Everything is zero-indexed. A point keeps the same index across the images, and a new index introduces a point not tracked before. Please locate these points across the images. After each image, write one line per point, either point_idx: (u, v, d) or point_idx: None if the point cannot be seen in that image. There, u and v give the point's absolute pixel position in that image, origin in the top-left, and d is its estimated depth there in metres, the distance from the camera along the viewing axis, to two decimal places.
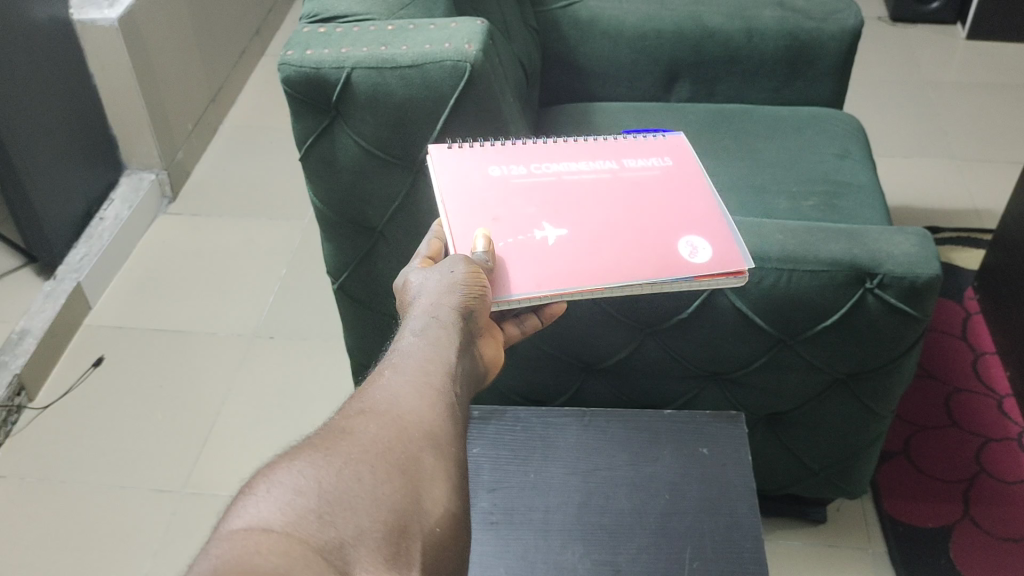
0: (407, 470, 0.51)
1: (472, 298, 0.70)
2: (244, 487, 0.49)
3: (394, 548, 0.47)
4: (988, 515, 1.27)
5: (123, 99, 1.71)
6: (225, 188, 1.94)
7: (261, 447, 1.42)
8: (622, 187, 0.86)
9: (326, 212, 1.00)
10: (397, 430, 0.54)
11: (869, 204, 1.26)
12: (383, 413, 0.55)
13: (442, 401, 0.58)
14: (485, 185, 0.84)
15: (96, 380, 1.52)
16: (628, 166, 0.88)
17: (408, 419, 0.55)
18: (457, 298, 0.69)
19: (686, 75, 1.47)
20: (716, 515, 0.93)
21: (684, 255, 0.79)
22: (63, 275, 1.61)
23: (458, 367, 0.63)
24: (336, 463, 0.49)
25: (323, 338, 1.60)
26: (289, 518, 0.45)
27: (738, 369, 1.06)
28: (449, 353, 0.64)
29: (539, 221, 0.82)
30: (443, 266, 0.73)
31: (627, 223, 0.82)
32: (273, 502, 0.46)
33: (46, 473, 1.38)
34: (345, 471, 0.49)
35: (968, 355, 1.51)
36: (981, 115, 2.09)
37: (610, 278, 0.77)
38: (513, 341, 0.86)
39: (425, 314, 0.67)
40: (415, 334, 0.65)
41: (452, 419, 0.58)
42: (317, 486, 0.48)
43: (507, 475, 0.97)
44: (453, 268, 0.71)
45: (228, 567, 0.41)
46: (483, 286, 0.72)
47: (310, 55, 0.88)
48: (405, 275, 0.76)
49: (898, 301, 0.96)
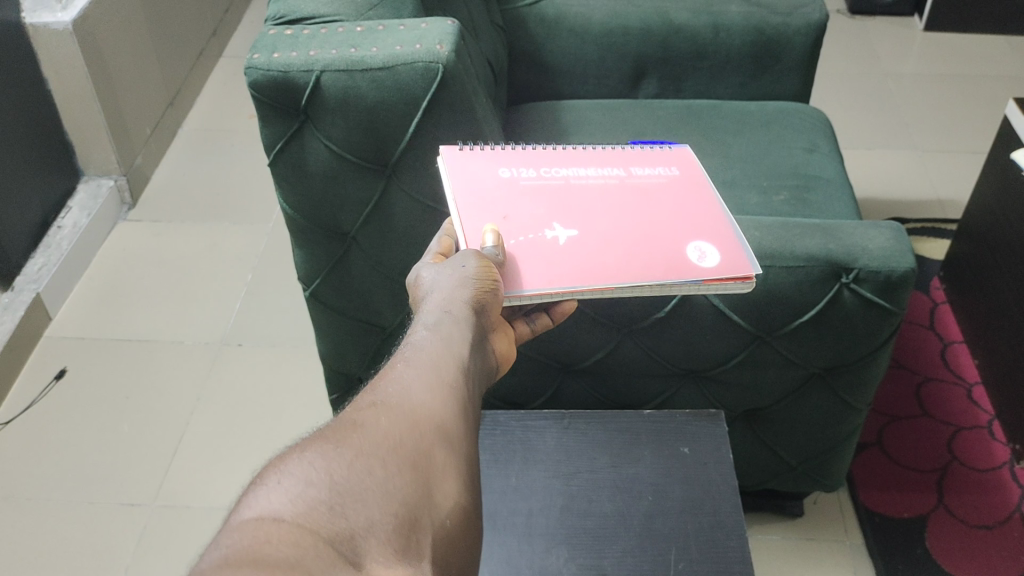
0: (418, 463, 0.50)
1: (483, 293, 0.69)
2: (254, 478, 0.47)
3: (403, 541, 0.46)
4: (961, 503, 1.29)
5: (79, 103, 1.67)
6: (185, 193, 1.90)
7: (231, 458, 1.39)
8: (630, 194, 0.86)
9: (297, 218, 0.98)
10: (406, 421, 0.52)
11: (839, 198, 1.26)
12: (393, 404, 0.53)
13: (454, 395, 0.56)
14: (494, 184, 0.84)
15: (59, 394, 1.48)
16: (638, 174, 0.88)
17: (419, 411, 0.53)
18: (469, 292, 0.68)
19: (654, 72, 1.46)
20: (701, 514, 0.93)
21: (694, 259, 0.79)
22: (21, 286, 1.57)
23: (469, 362, 0.61)
24: (346, 455, 0.48)
25: (293, 344, 1.58)
26: (300, 508, 0.44)
27: (715, 366, 1.06)
28: (462, 347, 0.62)
29: (550, 221, 0.81)
30: (455, 261, 0.71)
31: (636, 225, 0.82)
32: (284, 492, 0.45)
33: (9, 491, 1.34)
34: (356, 463, 0.47)
35: (936, 345, 1.53)
36: (940, 105, 2.12)
37: (620, 278, 0.77)
38: (523, 339, 0.85)
39: (438, 308, 0.66)
40: (427, 327, 0.63)
41: (464, 414, 0.56)
42: (328, 478, 0.46)
43: (489, 480, 0.95)
44: (464, 262, 0.71)
45: (241, 557, 0.40)
46: (494, 282, 0.70)
47: (277, 58, 0.85)
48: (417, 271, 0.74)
49: (873, 295, 0.97)
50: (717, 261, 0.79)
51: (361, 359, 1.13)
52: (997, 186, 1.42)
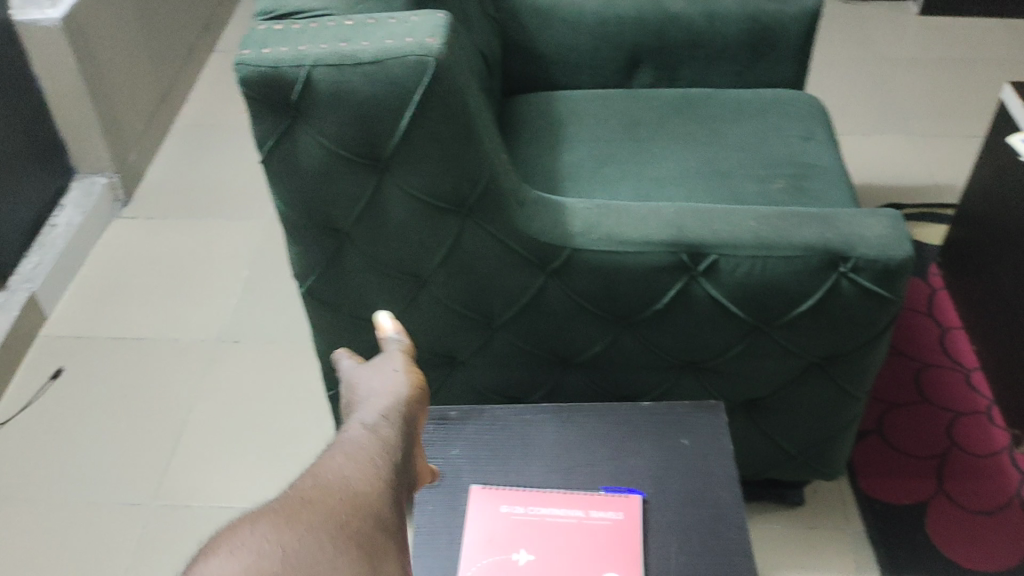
0: (370, 543, 0.48)
1: (414, 395, 0.70)
2: (199, 558, 0.46)
3: None
4: (962, 489, 1.29)
5: (70, 100, 1.66)
6: (179, 189, 1.90)
7: (229, 456, 1.39)
8: (579, 542, 0.88)
9: (291, 215, 0.97)
10: (354, 505, 0.50)
11: (837, 185, 1.25)
12: (338, 489, 0.51)
13: (386, 481, 0.55)
14: None
15: (56, 393, 1.48)
16: (595, 513, 0.90)
17: (362, 495, 0.52)
18: (401, 399, 0.69)
19: (649, 61, 1.45)
20: (701, 505, 0.92)
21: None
22: (16, 285, 1.56)
23: (400, 456, 0.61)
24: (299, 533, 0.46)
25: (290, 339, 1.57)
26: (251, 572, 0.43)
27: (714, 357, 1.06)
28: (395, 443, 0.61)
29: None
30: (386, 366, 0.75)
31: (560, 568, 0.86)
32: (236, 559, 0.44)
33: (7, 492, 1.34)
34: (306, 540, 0.46)
35: (935, 331, 1.52)
36: (936, 90, 2.11)
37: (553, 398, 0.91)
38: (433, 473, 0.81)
39: (373, 411, 0.66)
40: (363, 426, 0.63)
41: (399, 506, 0.54)
42: (278, 552, 0.44)
43: (488, 476, 0.95)
44: (395, 376, 0.72)
45: None
46: (423, 391, 0.73)
47: (267, 54, 0.85)
48: (350, 378, 0.76)
49: (871, 284, 0.97)
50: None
51: (358, 356, 1.12)
52: (994, 171, 1.41)
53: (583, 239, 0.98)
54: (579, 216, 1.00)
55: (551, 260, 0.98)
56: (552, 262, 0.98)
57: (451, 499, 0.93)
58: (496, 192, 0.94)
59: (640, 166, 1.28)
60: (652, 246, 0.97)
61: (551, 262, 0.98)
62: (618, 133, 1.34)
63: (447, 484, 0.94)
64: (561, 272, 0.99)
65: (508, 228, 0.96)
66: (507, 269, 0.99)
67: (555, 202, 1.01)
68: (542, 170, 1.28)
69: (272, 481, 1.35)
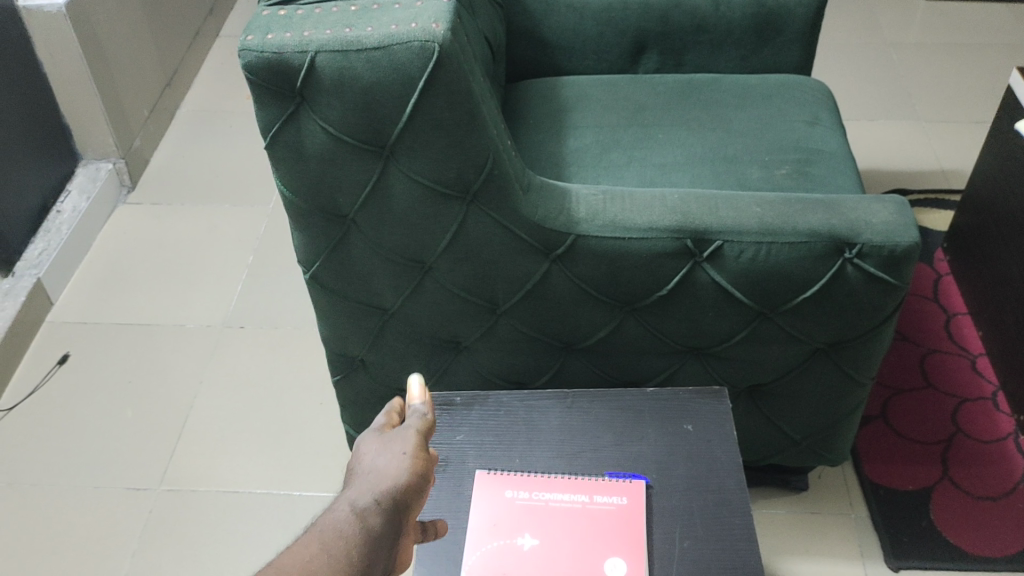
0: None
1: (412, 479, 0.69)
2: None
3: None
4: (966, 475, 1.29)
5: (75, 86, 1.66)
6: (184, 175, 1.90)
7: (234, 441, 1.39)
8: (584, 528, 0.89)
9: (295, 201, 0.97)
10: None
11: (843, 171, 1.25)
12: None
13: None
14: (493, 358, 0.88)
15: (62, 379, 1.48)
16: (600, 499, 0.91)
17: None
18: (400, 479, 0.68)
19: (654, 46, 1.45)
20: (705, 491, 0.92)
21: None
22: (22, 271, 1.57)
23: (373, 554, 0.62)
24: None
25: (295, 325, 1.58)
26: None
27: (719, 343, 1.06)
28: (372, 535, 0.63)
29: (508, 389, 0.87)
30: (394, 445, 0.73)
31: (565, 554, 0.87)
32: None
33: (15, 477, 1.35)
34: None
35: (940, 316, 1.52)
36: (943, 74, 2.10)
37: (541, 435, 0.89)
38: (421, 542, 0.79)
39: (368, 490, 0.67)
40: (351, 506, 0.64)
41: None
42: None
43: (493, 461, 0.95)
44: (402, 449, 0.72)
45: None
46: (426, 478, 0.71)
47: (271, 39, 0.84)
48: (359, 445, 0.75)
49: (876, 270, 0.97)
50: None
51: (362, 341, 1.12)
52: (1001, 157, 1.41)
53: (588, 225, 0.98)
54: (582, 203, 1.00)
55: (555, 247, 0.98)
56: (557, 248, 0.98)
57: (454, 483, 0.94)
58: (500, 178, 0.93)
59: (645, 151, 1.28)
60: (656, 232, 0.97)
61: (556, 249, 0.98)
62: (623, 119, 1.34)
63: (452, 469, 0.95)
64: (565, 257, 0.99)
65: (513, 214, 0.96)
66: (511, 256, 0.99)
67: (560, 188, 1.01)
68: (546, 156, 1.27)
69: (278, 467, 1.36)
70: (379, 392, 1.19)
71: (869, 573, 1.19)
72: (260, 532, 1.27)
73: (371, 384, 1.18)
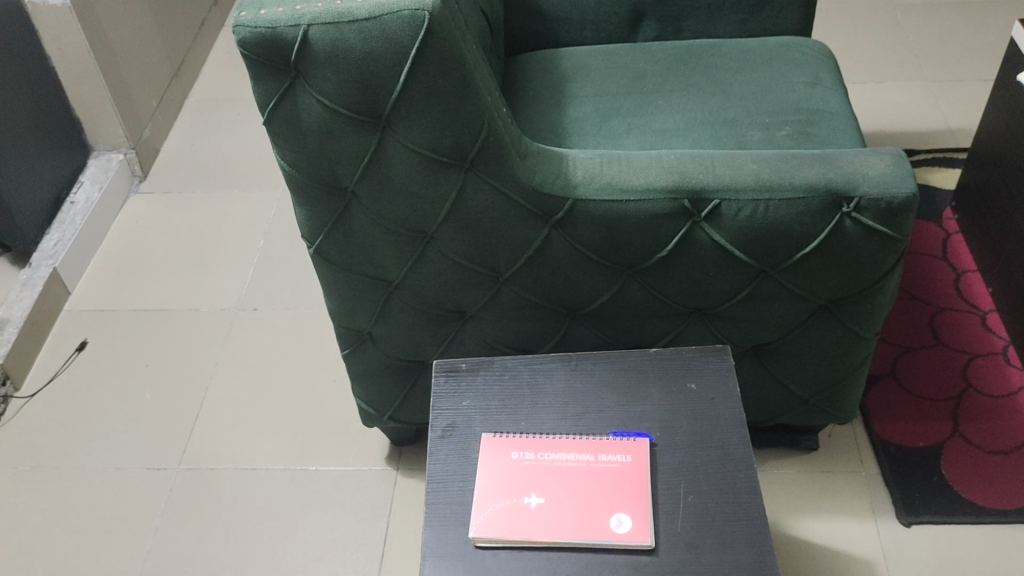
0: None
1: None
2: None
3: None
4: (977, 430, 1.29)
5: (84, 79, 1.69)
6: (195, 163, 1.92)
7: (251, 421, 1.41)
8: (591, 484, 0.90)
9: (295, 175, 0.98)
10: None
11: (844, 129, 1.24)
12: None
13: None
14: (511, 472, 0.91)
15: (81, 365, 1.51)
16: (605, 457, 0.92)
17: None
18: None
19: (652, 15, 1.45)
20: (708, 447, 0.93)
21: (608, 536, 0.85)
22: (39, 261, 1.60)
23: None
24: None
25: (308, 306, 1.60)
26: None
27: (720, 304, 1.07)
28: None
29: (529, 490, 0.90)
30: None
31: (572, 510, 0.88)
32: None
33: (39, 461, 1.38)
34: None
35: (950, 275, 1.51)
36: (948, 34, 2.08)
37: (564, 487, 0.90)
38: None
39: None
40: None
41: None
42: None
43: (498, 425, 0.97)
44: None
45: None
46: None
47: (264, 15, 0.86)
48: None
49: (875, 223, 0.97)
50: (627, 538, 0.85)
51: (369, 314, 1.14)
52: (1006, 112, 1.40)
53: (585, 189, 0.99)
54: (580, 167, 1.00)
55: (554, 212, 0.99)
56: (555, 213, 0.99)
57: (463, 447, 0.95)
58: (496, 146, 0.94)
59: (644, 119, 1.28)
60: (653, 193, 0.98)
61: (554, 214, 0.99)
62: (622, 87, 1.34)
63: (459, 434, 0.96)
64: (564, 222, 1.00)
65: (510, 181, 0.97)
66: (511, 223, 1.00)
67: (557, 155, 1.02)
68: (547, 127, 1.28)
69: (295, 444, 1.38)
70: (388, 365, 1.20)
71: (880, 528, 1.20)
72: (279, 506, 1.30)
73: (379, 357, 1.19)
